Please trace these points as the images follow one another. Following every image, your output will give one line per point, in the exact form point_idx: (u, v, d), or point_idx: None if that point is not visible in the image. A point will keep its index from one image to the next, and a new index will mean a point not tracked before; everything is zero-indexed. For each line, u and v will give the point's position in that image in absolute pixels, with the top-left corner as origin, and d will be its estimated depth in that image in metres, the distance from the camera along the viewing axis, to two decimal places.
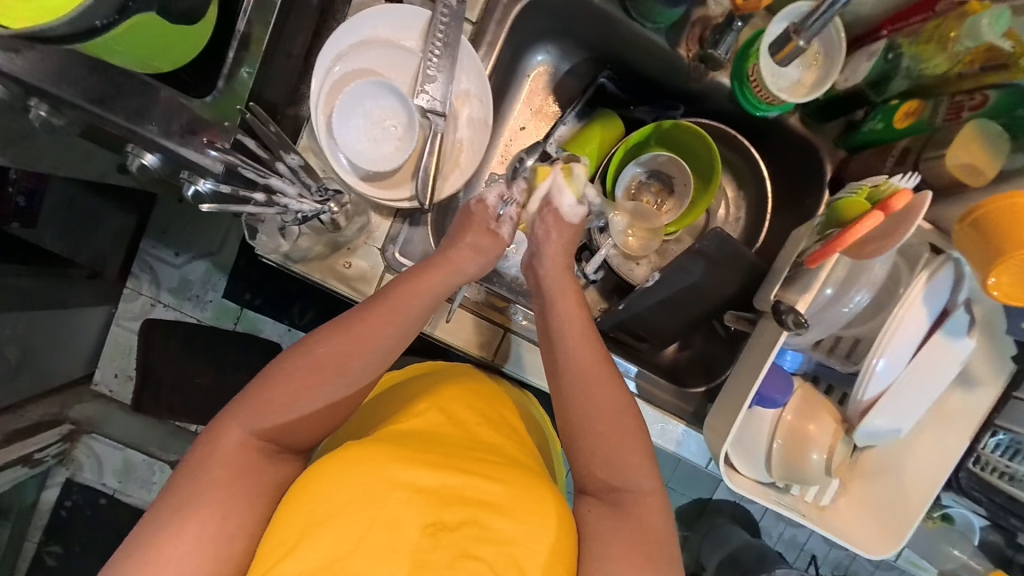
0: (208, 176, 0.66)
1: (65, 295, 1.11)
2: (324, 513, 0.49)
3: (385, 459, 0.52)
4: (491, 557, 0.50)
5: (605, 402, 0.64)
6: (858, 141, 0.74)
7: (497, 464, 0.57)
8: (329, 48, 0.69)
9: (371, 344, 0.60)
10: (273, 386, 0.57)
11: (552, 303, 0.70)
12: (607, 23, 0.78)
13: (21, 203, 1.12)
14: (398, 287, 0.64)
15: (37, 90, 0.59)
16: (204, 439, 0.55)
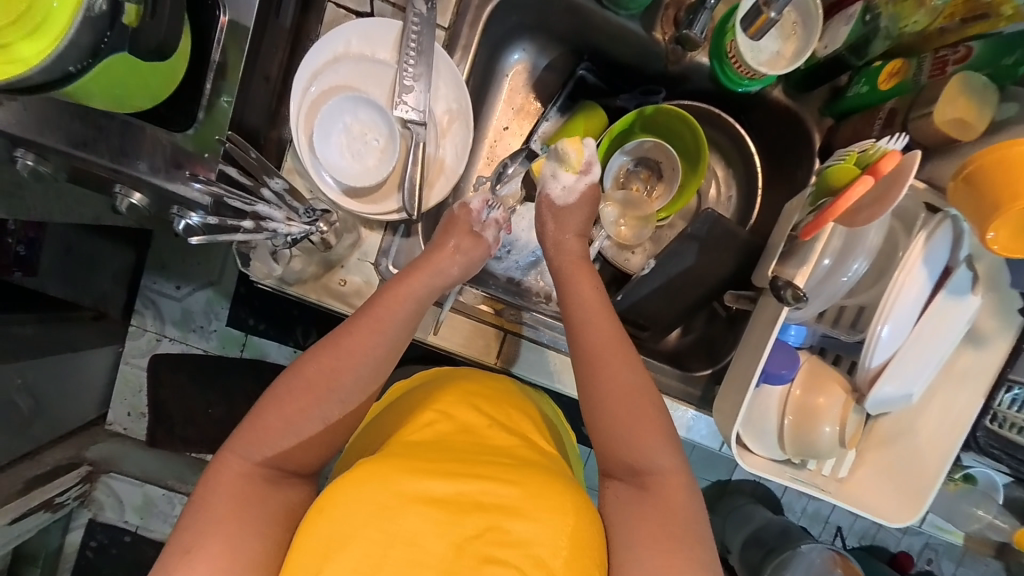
0: (198, 209, 0.66)
1: (72, 338, 1.13)
2: (342, 535, 0.48)
3: (397, 474, 0.51)
4: (513, 561, 0.49)
5: (623, 381, 0.63)
6: (845, 106, 0.74)
7: (511, 465, 0.56)
8: (303, 69, 0.69)
9: (372, 358, 0.60)
10: (269, 413, 0.57)
11: (566, 284, 0.71)
12: (581, 14, 0.78)
13: (22, 252, 1.15)
14: (384, 295, 0.64)
15: (25, 142, 0.61)
16: (211, 471, 0.55)
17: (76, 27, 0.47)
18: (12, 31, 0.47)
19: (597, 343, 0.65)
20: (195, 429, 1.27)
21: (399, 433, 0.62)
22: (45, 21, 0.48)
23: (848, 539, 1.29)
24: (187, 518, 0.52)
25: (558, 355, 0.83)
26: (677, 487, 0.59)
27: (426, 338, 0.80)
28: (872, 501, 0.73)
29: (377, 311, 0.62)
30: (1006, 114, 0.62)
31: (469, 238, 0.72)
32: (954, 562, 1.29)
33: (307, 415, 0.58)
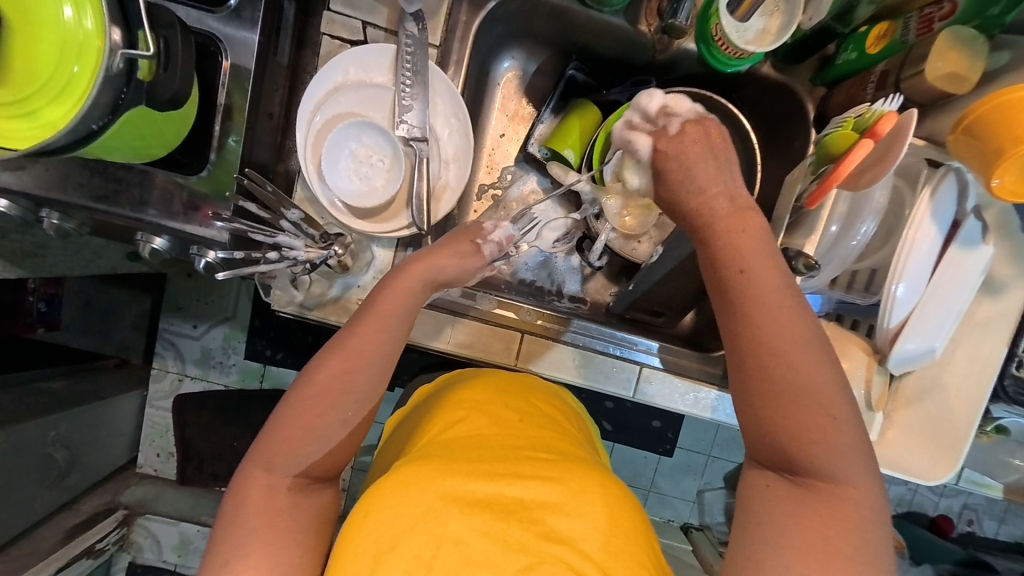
0: (216, 246, 0.71)
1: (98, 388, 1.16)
2: (391, 538, 0.50)
3: (438, 477, 0.53)
4: (563, 556, 0.49)
5: (811, 364, 0.50)
6: (836, 74, 0.75)
7: (551, 461, 0.57)
8: (306, 101, 0.72)
9: (376, 357, 0.60)
10: (286, 424, 0.58)
11: (724, 248, 0.54)
12: (565, 17, 0.80)
13: (43, 309, 1.24)
14: (382, 293, 0.63)
15: (49, 201, 0.68)
16: (232, 491, 0.56)
17: (97, 89, 0.51)
18: (38, 99, 0.52)
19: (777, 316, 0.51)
20: (224, 465, 1.21)
21: (431, 434, 0.64)
22: (68, 87, 0.52)
23: (885, 507, 1.29)
24: (234, 532, 0.54)
25: (577, 350, 0.84)
26: (855, 497, 0.49)
27: (443, 345, 0.81)
28: (904, 462, 0.73)
29: (372, 310, 0.62)
30: (998, 65, 0.63)
31: (469, 247, 0.70)
32: (994, 519, 1.30)
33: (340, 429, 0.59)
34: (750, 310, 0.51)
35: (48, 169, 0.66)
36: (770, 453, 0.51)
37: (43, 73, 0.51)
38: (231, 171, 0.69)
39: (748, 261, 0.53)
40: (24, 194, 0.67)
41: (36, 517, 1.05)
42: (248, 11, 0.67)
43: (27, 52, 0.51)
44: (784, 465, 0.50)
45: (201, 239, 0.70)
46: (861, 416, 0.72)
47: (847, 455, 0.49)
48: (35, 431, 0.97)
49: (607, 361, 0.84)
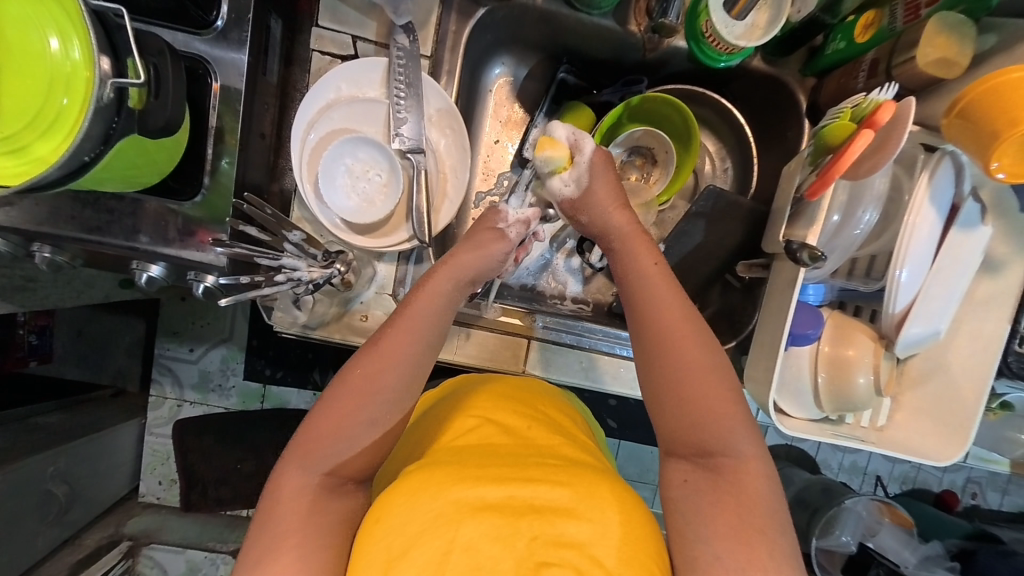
0: (213, 271, 0.70)
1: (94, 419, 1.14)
2: (402, 545, 0.49)
3: (446, 483, 0.52)
4: (572, 561, 0.48)
5: (697, 363, 0.59)
6: (825, 64, 0.76)
7: (561, 466, 0.56)
8: (299, 120, 0.71)
9: (406, 361, 0.59)
10: (318, 422, 0.57)
11: (626, 270, 0.66)
12: (552, 21, 0.81)
13: (35, 342, 1.22)
14: (413, 296, 0.63)
15: (40, 236, 0.67)
16: (266, 489, 0.56)
17: (88, 119, 0.49)
18: (28, 134, 0.51)
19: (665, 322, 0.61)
20: (228, 489, 1.20)
21: (441, 442, 0.63)
22: (57, 121, 0.50)
23: (890, 486, 1.32)
24: (257, 550, 0.52)
25: (584, 353, 0.84)
26: (755, 474, 0.56)
27: (451, 355, 0.82)
28: (915, 444, 0.75)
29: (403, 314, 0.62)
30: (985, 47, 0.64)
31: (491, 234, 0.70)
32: (997, 491, 1.32)
33: (343, 446, 0.57)
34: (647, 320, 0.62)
35: (37, 201, 0.65)
36: (675, 440, 0.59)
37: (32, 105, 0.50)
38: (225, 195, 0.69)
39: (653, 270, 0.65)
40: (15, 229, 0.66)
41: (39, 554, 1.02)
42: (235, 32, 0.66)
43: (15, 88, 0.50)
44: (692, 447, 0.58)
45: (198, 264, 0.70)
46: (871, 402, 0.71)
47: (739, 432, 0.57)
48: (34, 468, 0.95)
49: (613, 362, 0.84)
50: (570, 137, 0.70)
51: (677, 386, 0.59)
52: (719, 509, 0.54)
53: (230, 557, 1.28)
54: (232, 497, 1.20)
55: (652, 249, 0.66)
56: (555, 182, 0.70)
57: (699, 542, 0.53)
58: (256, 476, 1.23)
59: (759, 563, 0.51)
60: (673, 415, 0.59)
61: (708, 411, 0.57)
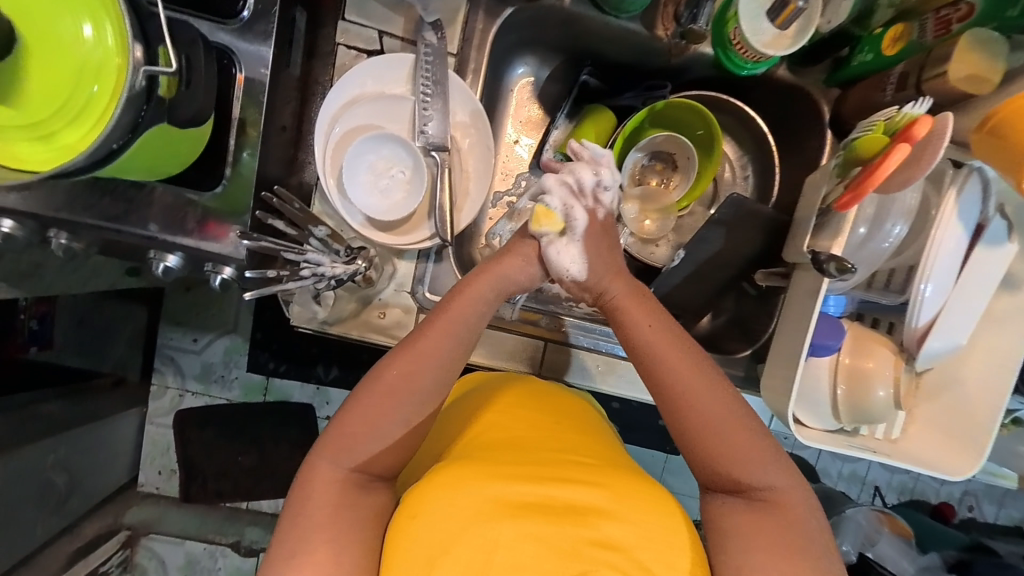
0: (230, 263, 0.69)
1: (95, 408, 1.13)
2: (442, 541, 0.48)
3: (483, 480, 0.52)
4: (615, 562, 0.48)
5: (708, 396, 0.59)
6: (848, 75, 0.77)
7: (594, 466, 0.56)
8: (324, 114, 0.70)
9: (442, 364, 0.60)
10: (353, 420, 0.57)
11: (630, 318, 0.65)
12: (577, 23, 0.81)
13: None
14: (451, 301, 0.63)
15: (55, 222, 0.66)
16: (299, 481, 0.56)
17: (119, 108, 0.49)
18: (56, 121, 0.50)
19: (671, 355, 0.62)
20: (227, 483, 1.23)
21: (469, 438, 0.62)
22: (87, 107, 0.50)
23: (888, 496, 1.33)
24: (284, 542, 0.52)
25: (598, 357, 0.84)
26: (791, 498, 0.57)
27: None
28: (929, 456, 0.74)
29: (441, 317, 0.62)
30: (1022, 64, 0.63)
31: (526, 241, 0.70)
32: (994, 503, 1.33)
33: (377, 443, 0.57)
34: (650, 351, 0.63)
35: (53, 186, 0.64)
36: (707, 473, 0.59)
37: (60, 91, 0.49)
38: (244, 188, 0.68)
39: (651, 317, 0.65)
40: (30, 215, 0.65)
41: (37, 542, 1.02)
42: (261, 24, 0.66)
43: (43, 73, 0.49)
44: (730, 480, 0.58)
45: (216, 255, 0.69)
46: (887, 416, 0.71)
47: (769, 459, 0.58)
48: (35, 456, 0.95)
49: (629, 367, 0.84)
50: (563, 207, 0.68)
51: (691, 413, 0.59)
52: (761, 527, 0.55)
53: (228, 549, 1.30)
54: (232, 490, 1.23)
55: (647, 304, 0.66)
56: (559, 255, 0.68)
57: (738, 559, 0.54)
58: (257, 470, 1.24)
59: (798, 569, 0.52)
60: (691, 428, 0.59)
61: (725, 432, 0.58)
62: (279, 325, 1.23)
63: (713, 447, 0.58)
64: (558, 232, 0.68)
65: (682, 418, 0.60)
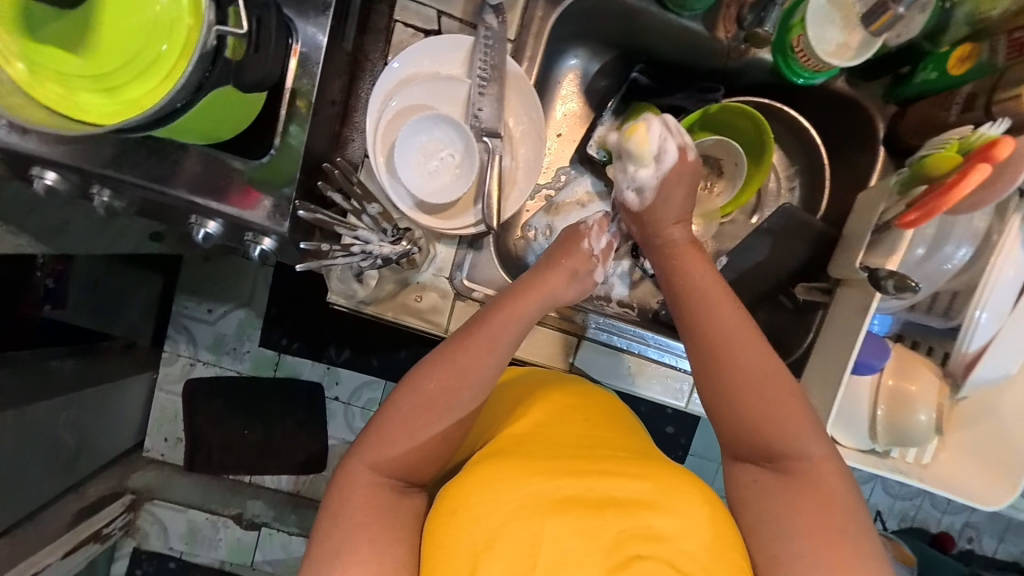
0: (270, 234, 0.68)
1: (106, 372, 1.11)
2: (486, 538, 0.48)
3: (522, 475, 0.52)
4: (662, 555, 0.48)
5: (752, 347, 0.60)
6: (910, 92, 0.76)
7: (633, 458, 0.55)
8: (378, 90, 0.69)
9: (483, 373, 0.59)
10: (391, 427, 0.57)
11: (679, 272, 0.67)
12: (635, 18, 0.79)
13: (50, 287, 1.01)
14: (494, 313, 0.63)
15: (97, 177, 0.64)
16: (336, 485, 0.56)
17: (190, 66, 0.48)
18: (124, 74, 0.49)
19: (718, 308, 0.63)
20: (231, 456, 1.25)
21: (503, 428, 0.62)
22: (154, 64, 0.49)
23: (889, 521, 1.29)
24: (322, 543, 0.52)
25: (631, 358, 0.83)
26: (830, 474, 0.56)
27: None
28: (962, 485, 0.73)
29: (483, 328, 0.61)
30: None
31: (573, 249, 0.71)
32: (994, 537, 1.32)
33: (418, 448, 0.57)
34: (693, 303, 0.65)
35: (97, 139, 0.62)
36: (745, 442, 0.59)
37: (132, 47, 0.49)
38: (292, 159, 0.66)
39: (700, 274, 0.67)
40: (71, 168, 0.63)
41: (43, 500, 1.03)
42: None
43: (116, 27, 0.49)
44: (762, 451, 0.58)
45: (257, 226, 0.67)
46: (924, 440, 0.70)
47: (804, 428, 0.57)
48: (47, 414, 0.94)
49: (658, 370, 0.83)
50: (657, 138, 0.68)
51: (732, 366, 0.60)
52: (800, 506, 0.54)
53: (230, 521, 1.30)
54: (235, 464, 1.26)
55: (700, 257, 0.68)
56: (631, 175, 0.71)
57: (774, 539, 0.53)
58: (261, 449, 1.26)
59: (846, 563, 0.50)
60: (727, 385, 0.60)
61: (768, 391, 0.58)
62: (299, 301, 1.23)
63: (751, 428, 0.58)
64: (641, 159, 0.69)
65: (724, 375, 0.60)
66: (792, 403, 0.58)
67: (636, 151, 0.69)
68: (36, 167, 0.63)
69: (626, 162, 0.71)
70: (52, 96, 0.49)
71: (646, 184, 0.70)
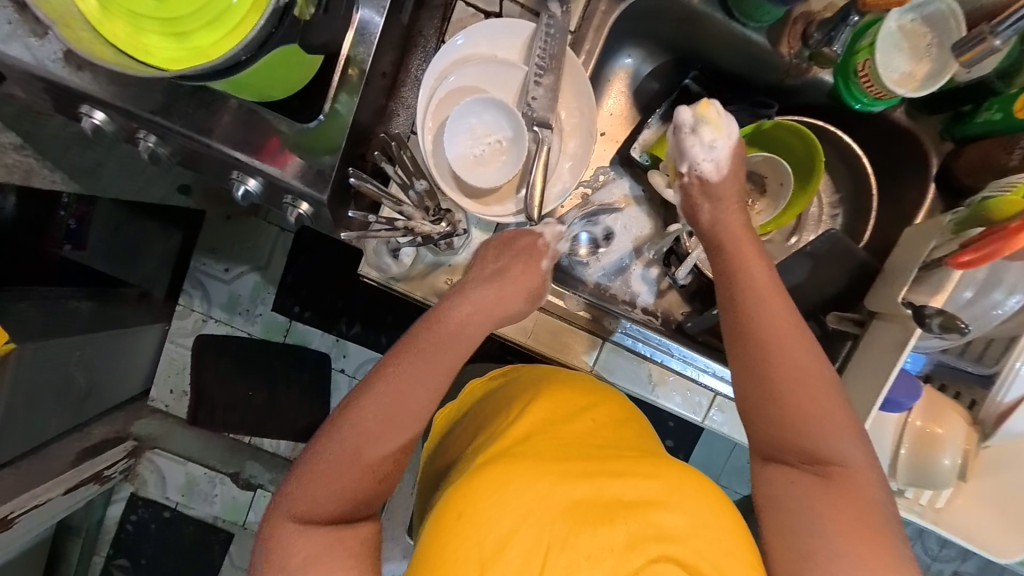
0: (309, 199, 0.68)
1: (121, 317, 1.10)
2: (496, 544, 0.47)
3: (531, 478, 0.51)
4: (677, 556, 0.48)
5: (800, 352, 0.58)
6: (969, 131, 0.73)
7: (640, 457, 0.55)
8: (433, 68, 0.68)
9: (407, 398, 0.56)
10: (319, 468, 0.54)
11: (735, 268, 0.63)
12: (696, 23, 0.78)
13: (72, 227, 1.03)
14: (424, 336, 0.59)
15: (143, 122, 0.63)
16: (268, 538, 0.53)
17: (262, 21, 0.48)
18: (195, 21, 0.50)
19: (770, 305, 0.60)
20: (235, 414, 1.25)
21: (505, 425, 0.60)
22: (225, 15, 0.50)
23: None
24: None
25: (652, 366, 0.83)
26: (869, 481, 0.54)
27: (520, 337, 0.80)
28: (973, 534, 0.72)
29: (418, 354, 0.57)
30: None
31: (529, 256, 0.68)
32: None
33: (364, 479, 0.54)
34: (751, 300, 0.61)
35: (149, 84, 0.61)
36: (784, 441, 0.57)
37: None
38: (339, 127, 0.65)
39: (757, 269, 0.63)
40: (120, 110, 0.62)
41: (51, 434, 1.02)
42: None
43: None
44: (802, 453, 0.56)
45: (296, 191, 0.67)
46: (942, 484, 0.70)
47: (845, 436, 0.56)
48: (63, 350, 0.90)
49: (679, 382, 0.83)
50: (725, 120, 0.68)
51: (779, 376, 0.57)
52: (839, 508, 0.53)
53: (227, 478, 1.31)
54: (239, 423, 1.26)
55: (757, 250, 0.65)
56: (701, 154, 0.68)
57: (805, 544, 0.52)
58: (267, 411, 1.26)
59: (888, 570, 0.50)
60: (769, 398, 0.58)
61: (814, 403, 0.56)
62: (319, 270, 1.23)
63: (792, 426, 0.56)
64: (714, 130, 0.67)
65: (772, 386, 0.57)
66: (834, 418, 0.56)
67: (707, 120, 0.67)
68: (86, 105, 0.63)
69: (697, 129, 0.67)
70: (120, 33, 0.50)
71: (719, 158, 0.68)
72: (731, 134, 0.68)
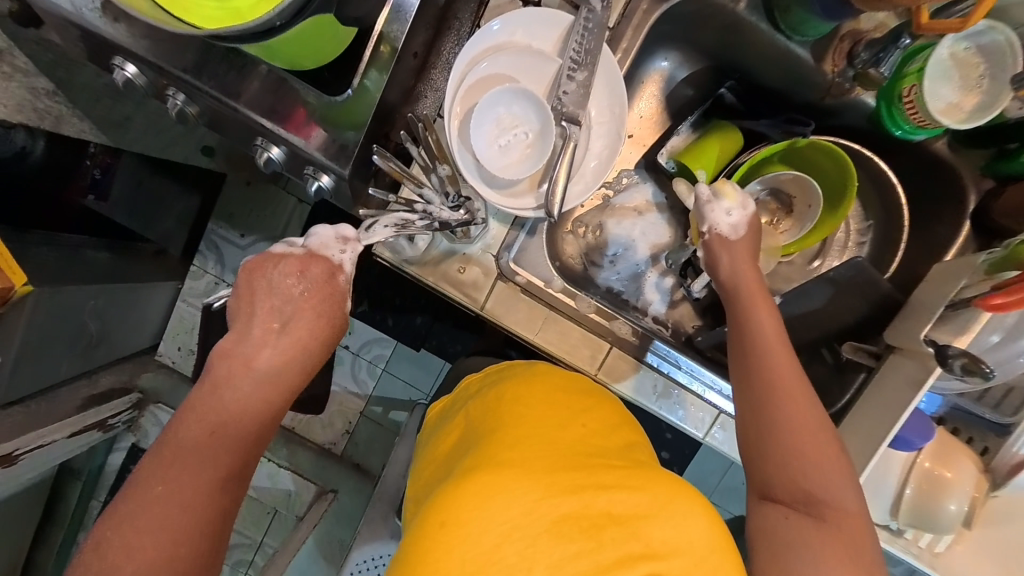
0: (330, 172, 0.67)
1: (135, 271, 1.10)
2: (481, 558, 0.46)
3: (517, 489, 0.49)
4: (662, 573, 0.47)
5: (803, 403, 0.57)
6: (1012, 169, 0.71)
7: (629, 468, 0.54)
8: (465, 53, 0.67)
9: (213, 411, 0.54)
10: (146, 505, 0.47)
11: (745, 313, 0.63)
12: (738, 32, 0.76)
13: (97, 177, 1.09)
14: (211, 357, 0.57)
15: (174, 79, 0.64)
16: None
17: None
18: None
19: (773, 352, 0.59)
20: None
21: (492, 427, 0.58)
22: None
23: None
24: None
25: (658, 377, 0.80)
26: (860, 528, 0.53)
27: (526, 332, 0.77)
28: None
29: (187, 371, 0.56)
30: None
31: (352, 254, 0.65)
32: None
33: (212, 488, 0.50)
34: (754, 346, 0.61)
35: (182, 42, 0.61)
36: (779, 480, 0.56)
37: None
38: (366, 103, 0.64)
39: (765, 317, 0.62)
40: (153, 65, 0.62)
41: (59, 378, 1.02)
42: None
43: None
44: (797, 493, 0.55)
45: (319, 163, 0.67)
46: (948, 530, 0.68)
47: (841, 479, 0.55)
48: (80, 296, 0.91)
49: (683, 396, 0.80)
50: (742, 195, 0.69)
51: (781, 431, 0.56)
52: (829, 549, 0.51)
53: None
54: None
55: (769, 303, 0.64)
56: (716, 214, 0.68)
57: None
58: None
59: None
60: (766, 445, 0.57)
61: (813, 453, 0.56)
62: None
63: (788, 468, 0.55)
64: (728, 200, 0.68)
65: (769, 436, 0.57)
66: (827, 459, 0.56)
67: (722, 195, 0.68)
68: (119, 57, 0.64)
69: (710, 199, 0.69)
70: None
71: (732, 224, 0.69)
72: (747, 205, 0.69)
